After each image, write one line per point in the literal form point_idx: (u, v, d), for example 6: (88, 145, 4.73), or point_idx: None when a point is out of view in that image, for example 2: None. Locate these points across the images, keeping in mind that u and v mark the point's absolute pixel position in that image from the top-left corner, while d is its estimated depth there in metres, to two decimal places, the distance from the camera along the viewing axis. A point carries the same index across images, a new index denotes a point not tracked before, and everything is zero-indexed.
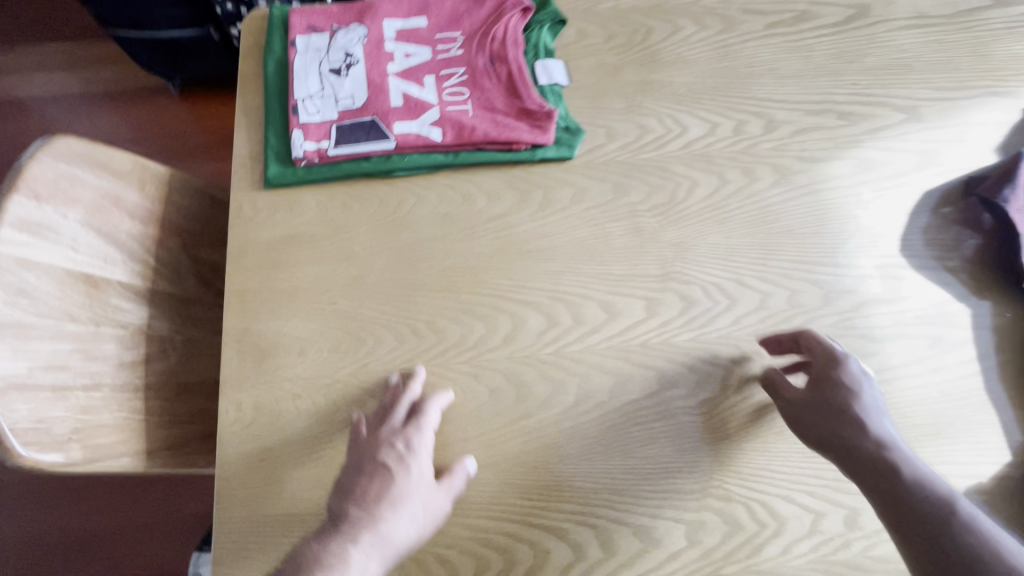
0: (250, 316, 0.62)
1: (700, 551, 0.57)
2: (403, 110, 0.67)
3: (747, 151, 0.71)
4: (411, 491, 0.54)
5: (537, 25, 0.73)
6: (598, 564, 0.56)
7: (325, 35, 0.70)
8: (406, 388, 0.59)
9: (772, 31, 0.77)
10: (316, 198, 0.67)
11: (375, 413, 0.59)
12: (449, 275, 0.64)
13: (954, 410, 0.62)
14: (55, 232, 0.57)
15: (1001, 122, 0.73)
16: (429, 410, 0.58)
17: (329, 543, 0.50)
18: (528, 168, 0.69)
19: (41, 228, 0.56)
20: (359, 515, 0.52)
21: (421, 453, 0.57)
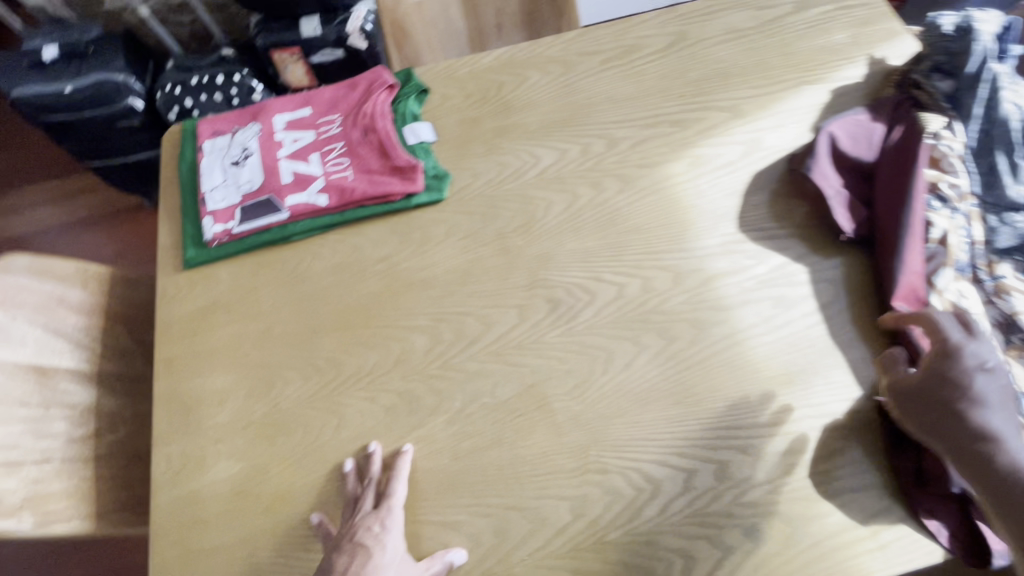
0: (177, 379, 0.72)
1: (585, 522, 0.62)
2: (293, 186, 0.80)
3: (594, 168, 0.81)
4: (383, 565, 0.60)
5: (403, 96, 0.87)
6: (493, 549, 0.62)
7: (226, 136, 0.84)
8: (371, 473, 0.65)
9: (606, 64, 0.89)
10: (228, 270, 0.78)
11: (346, 505, 0.63)
12: (344, 315, 0.74)
13: (804, 358, 0.68)
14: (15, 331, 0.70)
15: (813, 105, 0.83)
16: (396, 488, 0.63)
17: None
18: (406, 215, 0.80)
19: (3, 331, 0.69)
20: None
21: (392, 528, 0.62)
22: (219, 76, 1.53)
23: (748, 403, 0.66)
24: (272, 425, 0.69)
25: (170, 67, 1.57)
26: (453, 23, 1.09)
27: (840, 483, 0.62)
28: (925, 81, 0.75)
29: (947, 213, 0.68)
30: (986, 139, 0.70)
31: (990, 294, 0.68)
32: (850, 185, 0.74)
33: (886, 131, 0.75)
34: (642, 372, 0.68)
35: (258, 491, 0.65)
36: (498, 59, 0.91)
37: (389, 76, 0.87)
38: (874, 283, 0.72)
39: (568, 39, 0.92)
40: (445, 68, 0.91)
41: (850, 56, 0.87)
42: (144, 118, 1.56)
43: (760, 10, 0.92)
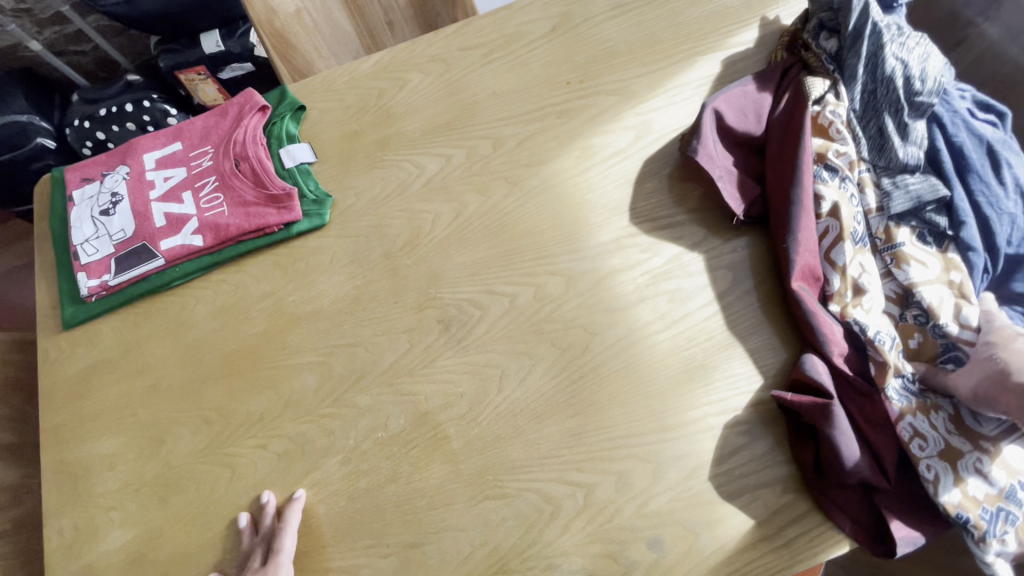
0: (65, 447, 0.69)
1: (487, 551, 0.60)
2: (167, 229, 0.76)
3: (481, 172, 0.78)
4: None
5: (278, 117, 0.83)
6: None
7: (94, 184, 0.80)
8: (265, 524, 0.63)
9: (488, 60, 0.85)
10: (111, 325, 0.75)
11: (237, 563, 0.62)
12: (232, 360, 0.71)
13: (703, 351, 0.65)
14: None
15: (705, 77, 0.79)
16: (284, 541, 0.60)
17: None
18: (289, 245, 0.76)
19: None
20: None
21: None
22: (127, 104, 1.47)
23: (646, 407, 0.63)
24: (164, 484, 0.66)
25: (76, 99, 1.50)
26: (338, 25, 1.04)
27: (745, 481, 0.60)
28: (812, 41, 0.71)
29: (836, 183, 0.65)
30: (871, 99, 0.66)
31: (890, 265, 0.62)
32: (740, 162, 0.70)
33: (774, 100, 0.71)
34: (537, 386, 0.66)
35: (153, 556, 0.63)
36: (376, 65, 0.87)
37: (260, 98, 0.83)
38: (773, 261, 0.69)
39: (448, 34, 0.87)
40: (321, 82, 0.86)
41: (742, 18, 0.82)
42: (58, 156, 1.50)
43: None
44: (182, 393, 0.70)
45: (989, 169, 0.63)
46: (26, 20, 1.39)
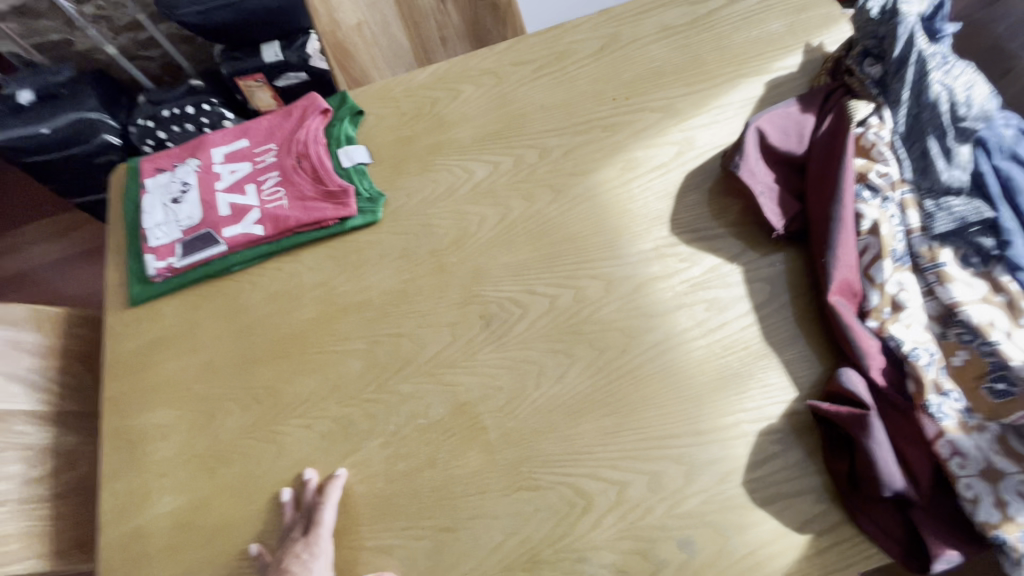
0: (124, 416, 0.73)
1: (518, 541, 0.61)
2: (230, 217, 0.81)
3: (526, 179, 0.81)
4: None
5: (338, 120, 0.88)
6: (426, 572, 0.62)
7: (166, 173, 0.86)
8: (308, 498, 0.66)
9: (537, 76, 0.89)
10: (172, 305, 0.80)
11: (279, 535, 0.64)
12: (283, 343, 0.75)
13: (740, 360, 0.66)
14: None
15: (747, 99, 0.82)
16: (325, 514, 0.63)
17: None
18: (342, 239, 0.81)
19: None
20: None
21: (323, 555, 0.62)
22: (189, 107, 1.56)
23: (682, 410, 0.65)
24: (213, 456, 0.70)
25: (142, 101, 1.60)
26: (395, 41, 1.11)
27: (777, 489, 0.60)
28: (857, 68, 0.74)
29: (877, 203, 0.66)
30: (912, 124, 0.68)
31: (932, 284, 0.63)
32: (781, 179, 0.73)
33: (817, 122, 0.74)
34: (574, 383, 0.68)
35: (199, 523, 0.66)
36: (432, 76, 0.92)
37: (323, 102, 0.88)
38: (811, 276, 0.70)
39: (501, 51, 0.92)
40: (379, 90, 0.92)
41: (785, 44, 0.85)
42: (121, 152, 1.60)
43: (693, 5, 0.91)
44: (233, 372, 0.74)
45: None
46: (104, 26, 1.51)
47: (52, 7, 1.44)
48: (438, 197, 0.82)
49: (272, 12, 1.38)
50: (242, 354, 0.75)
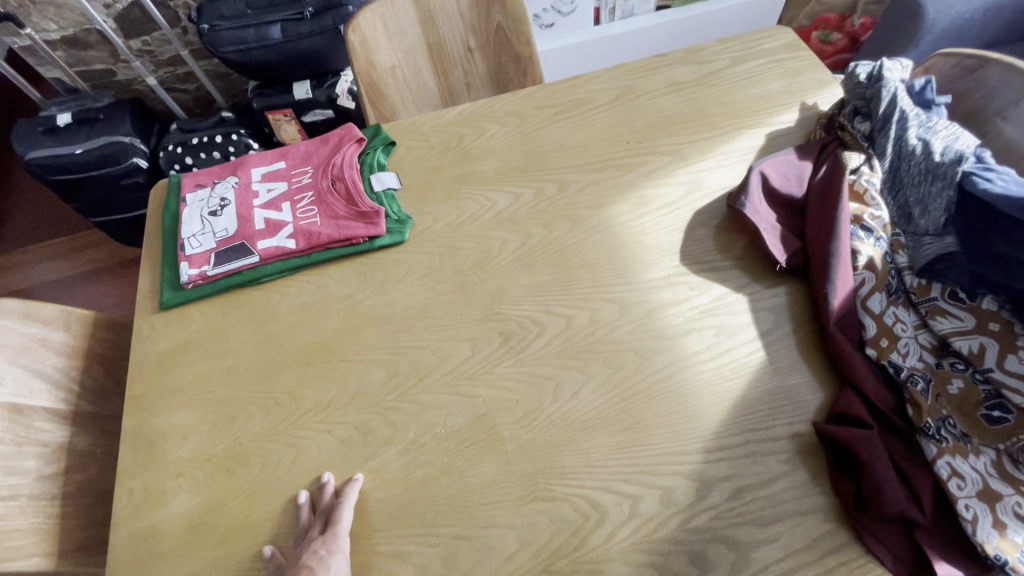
0: (145, 415, 0.74)
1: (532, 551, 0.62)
2: (265, 231, 0.86)
3: (546, 209, 0.87)
4: None
5: (371, 149, 0.95)
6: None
7: (206, 189, 0.91)
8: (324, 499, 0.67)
9: (557, 119, 0.98)
10: (201, 311, 0.83)
11: (295, 538, 0.65)
12: (307, 351, 0.78)
13: (748, 383, 0.70)
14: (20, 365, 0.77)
15: (750, 148, 0.90)
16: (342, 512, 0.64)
17: None
18: (370, 257, 0.85)
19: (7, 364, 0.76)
20: None
21: (339, 552, 0.62)
22: (218, 137, 1.65)
23: (692, 428, 0.67)
24: (232, 458, 0.71)
25: (174, 129, 1.69)
26: (424, 83, 1.20)
27: (785, 507, 0.62)
28: (847, 123, 0.81)
29: (871, 242, 0.72)
30: (900, 174, 0.75)
31: (926, 316, 0.69)
32: (782, 218, 0.79)
33: (813, 169, 0.81)
34: (588, 399, 0.70)
35: (214, 524, 0.67)
36: (460, 115, 1.00)
37: (358, 132, 0.95)
38: (812, 307, 0.75)
39: (524, 96, 1.01)
40: (411, 125, 1.00)
41: (784, 102, 0.94)
42: (147, 175, 1.67)
43: (700, 65, 1.01)
44: (257, 377, 0.76)
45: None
46: (148, 59, 1.62)
47: (102, 40, 1.55)
48: (459, 224, 0.87)
49: (307, 56, 1.48)
50: (266, 360, 0.78)
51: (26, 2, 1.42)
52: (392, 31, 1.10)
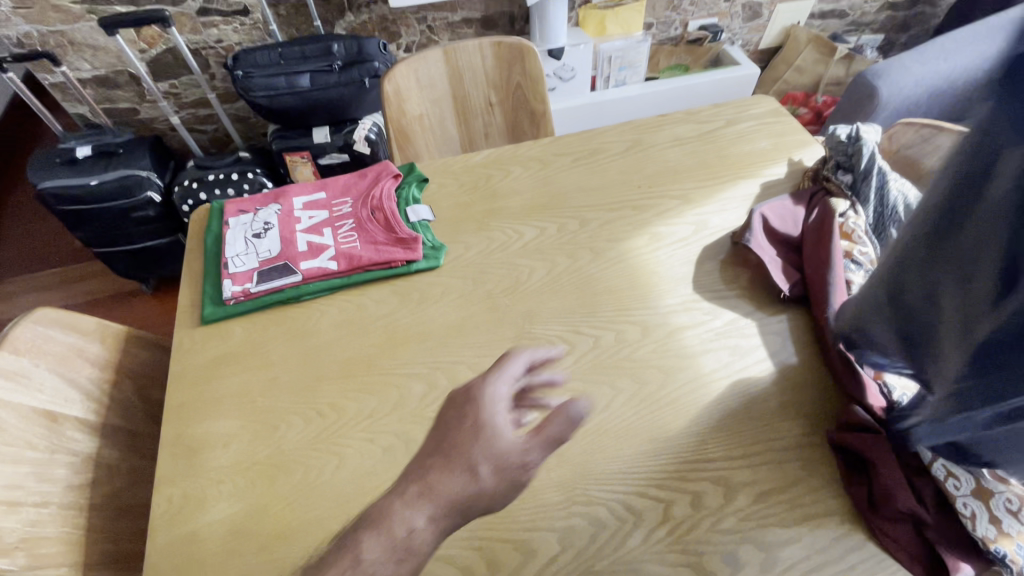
0: (185, 424, 0.76)
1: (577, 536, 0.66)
2: (307, 253, 0.91)
3: (569, 241, 0.96)
4: (494, 394, 0.69)
5: (406, 184, 1.03)
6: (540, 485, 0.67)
7: (249, 214, 0.97)
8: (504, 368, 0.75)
9: (576, 164, 1.08)
10: (242, 327, 0.86)
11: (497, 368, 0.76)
12: (348, 366, 0.81)
13: (763, 400, 0.76)
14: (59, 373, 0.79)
15: (747, 194, 1.02)
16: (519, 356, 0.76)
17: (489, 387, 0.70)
18: (406, 280, 0.91)
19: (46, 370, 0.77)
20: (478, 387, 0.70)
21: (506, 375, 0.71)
22: (234, 174, 1.71)
23: (715, 438, 0.73)
24: (274, 466, 0.72)
25: (190, 166, 1.74)
26: (448, 131, 1.31)
27: (804, 510, 0.67)
28: (831, 175, 0.94)
29: (862, 273, 0.83)
30: (882, 219, 0.88)
31: None
32: (782, 254, 0.89)
33: (806, 213, 0.92)
34: (618, 412, 0.76)
35: (255, 530, 0.67)
36: (487, 158, 1.10)
37: (395, 168, 1.03)
38: (814, 332, 0.84)
39: (545, 144, 1.12)
40: (441, 165, 1.09)
41: (773, 158, 1.07)
42: (158, 208, 1.69)
43: (699, 124, 1.14)
44: (298, 389, 0.79)
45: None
46: (172, 101, 1.74)
47: (130, 81, 1.67)
48: (490, 253, 0.94)
49: (331, 104, 1.59)
50: (307, 373, 0.81)
51: (65, 43, 1.54)
52: (422, 84, 1.22)
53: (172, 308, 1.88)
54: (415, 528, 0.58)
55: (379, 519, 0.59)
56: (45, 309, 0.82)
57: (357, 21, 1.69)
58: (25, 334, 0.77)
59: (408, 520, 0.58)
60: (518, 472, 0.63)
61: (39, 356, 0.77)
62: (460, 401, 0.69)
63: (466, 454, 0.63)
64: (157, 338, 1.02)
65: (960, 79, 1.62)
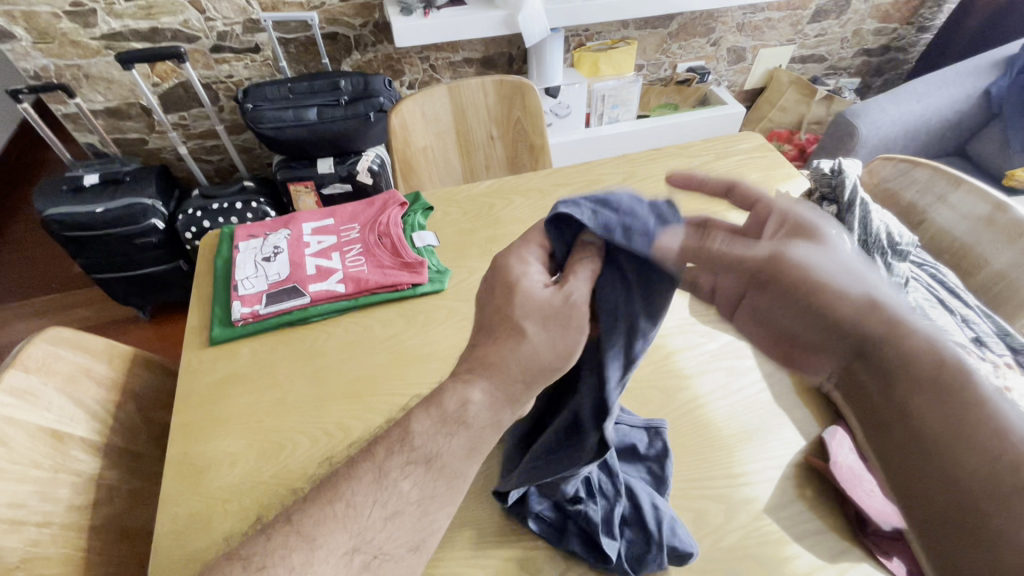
0: (191, 443, 0.76)
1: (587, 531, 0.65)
2: (315, 277, 0.94)
3: None
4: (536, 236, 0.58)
5: (412, 212, 1.06)
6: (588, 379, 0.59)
7: (259, 238, 1.00)
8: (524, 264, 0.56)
9: (574, 194, 1.13)
10: (251, 348, 0.88)
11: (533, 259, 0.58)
12: (355, 385, 0.83)
13: (759, 419, 0.79)
14: (66, 393, 0.79)
15: None
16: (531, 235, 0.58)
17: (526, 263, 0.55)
18: (412, 303, 0.94)
19: (54, 389, 0.78)
20: (528, 248, 0.56)
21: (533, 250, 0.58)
22: (238, 203, 1.74)
23: (714, 456, 0.75)
24: (279, 485, 0.72)
25: (195, 195, 1.78)
26: (450, 163, 1.36)
27: (805, 526, 0.69)
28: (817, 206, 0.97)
29: None
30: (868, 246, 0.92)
31: None
32: None
33: None
34: None
35: None
36: (488, 188, 1.15)
37: (401, 196, 1.07)
38: None
39: (544, 175, 1.17)
40: (445, 194, 1.13)
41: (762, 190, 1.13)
42: (161, 236, 1.70)
43: (690, 158, 1.21)
44: (304, 408, 0.80)
45: (944, 309, 0.88)
46: (180, 132, 1.80)
47: (141, 112, 1.73)
48: None
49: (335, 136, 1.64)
50: (313, 392, 0.82)
51: (80, 76, 1.60)
52: (428, 118, 1.28)
53: (168, 336, 1.87)
54: (471, 401, 0.54)
55: (434, 398, 0.57)
56: (56, 329, 0.83)
57: (363, 59, 1.77)
58: (35, 353, 0.78)
59: (460, 393, 0.55)
60: (564, 314, 0.51)
61: (48, 374, 0.78)
62: (499, 269, 0.55)
63: (508, 316, 0.54)
64: (161, 361, 1.02)
65: (934, 118, 1.72)
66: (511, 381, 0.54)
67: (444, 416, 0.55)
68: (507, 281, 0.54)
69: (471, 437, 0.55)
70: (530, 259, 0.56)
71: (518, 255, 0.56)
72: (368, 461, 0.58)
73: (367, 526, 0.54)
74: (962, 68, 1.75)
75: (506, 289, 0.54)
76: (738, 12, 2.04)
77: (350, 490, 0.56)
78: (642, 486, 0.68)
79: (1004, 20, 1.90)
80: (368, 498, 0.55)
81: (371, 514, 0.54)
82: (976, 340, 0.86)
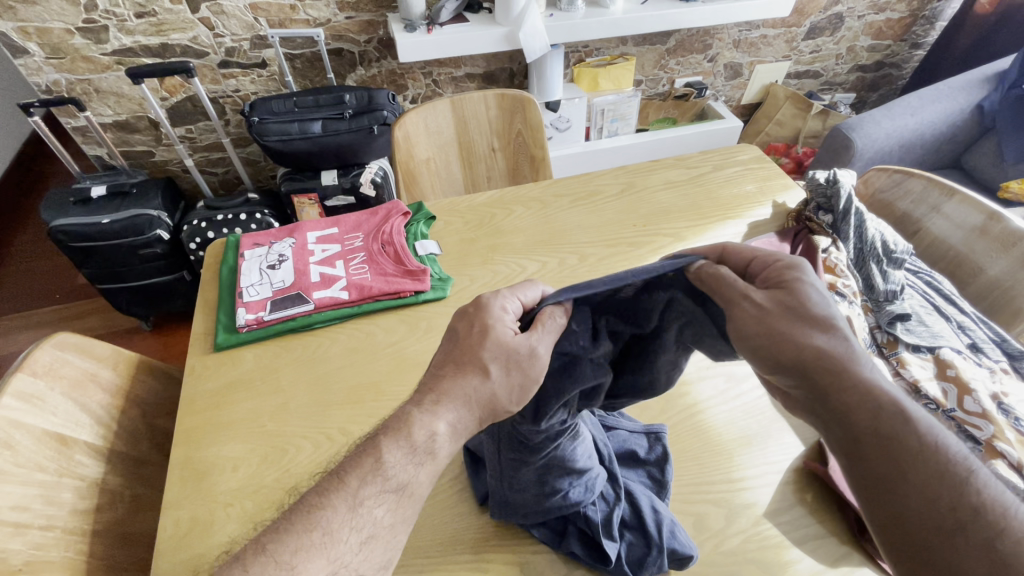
0: (194, 447, 0.77)
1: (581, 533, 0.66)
2: (320, 284, 0.96)
3: (570, 274, 1.00)
4: (525, 292, 0.66)
5: (415, 221, 1.08)
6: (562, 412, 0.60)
7: (264, 247, 1.03)
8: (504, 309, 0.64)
9: (575, 204, 1.15)
10: (254, 354, 0.89)
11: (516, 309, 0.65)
12: (357, 391, 0.83)
13: (759, 425, 0.79)
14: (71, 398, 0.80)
15: (736, 233, 1.08)
16: (525, 290, 0.66)
17: (502, 313, 0.63)
18: (414, 310, 0.95)
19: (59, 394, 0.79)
20: (509, 299, 0.64)
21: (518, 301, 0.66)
22: (242, 215, 1.76)
23: (713, 461, 0.75)
24: (281, 489, 0.72)
25: (200, 207, 1.80)
26: (452, 174, 1.38)
27: (806, 530, 0.69)
28: (813, 215, 0.99)
29: (846, 303, 0.88)
30: (864, 254, 0.93)
31: (897, 366, 0.85)
32: None
33: (791, 249, 0.98)
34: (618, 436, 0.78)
35: None
36: (490, 199, 1.16)
37: (404, 206, 1.09)
38: None
39: (544, 186, 1.19)
40: (448, 205, 1.15)
41: (759, 200, 1.15)
42: (166, 246, 1.72)
43: (689, 169, 1.23)
44: (306, 413, 0.81)
45: (939, 316, 0.91)
46: (187, 144, 1.83)
47: (150, 126, 1.76)
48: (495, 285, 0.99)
49: (339, 149, 1.67)
50: (315, 397, 0.82)
51: (91, 90, 1.63)
52: (431, 131, 1.30)
53: (169, 346, 1.88)
54: (437, 434, 0.58)
55: (401, 429, 0.59)
56: (63, 334, 0.84)
57: (368, 74, 1.81)
58: (42, 357, 0.79)
59: (428, 425, 0.58)
60: (515, 357, 0.57)
61: (54, 379, 0.79)
62: (476, 312, 0.64)
63: (474, 355, 0.61)
64: (164, 368, 1.03)
65: (928, 132, 1.75)
66: (467, 413, 0.59)
67: (414, 445, 0.58)
68: (483, 324, 0.62)
69: (438, 469, 0.58)
70: (509, 310, 0.63)
71: (500, 302, 0.64)
72: (339, 490, 0.58)
73: (343, 551, 0.54)
74: (954, 83, 1.79)
75: (480, 333, 0.61)
76: (734, 30, 2.08)
77: (328, 514, 0.56)
78: (641, 489, 0.69)
79: (994, 37, 1.94)
80: (344, 524, 0.55)
81: (348, 540, 0.55)
82: (970, 346, 0.88)
